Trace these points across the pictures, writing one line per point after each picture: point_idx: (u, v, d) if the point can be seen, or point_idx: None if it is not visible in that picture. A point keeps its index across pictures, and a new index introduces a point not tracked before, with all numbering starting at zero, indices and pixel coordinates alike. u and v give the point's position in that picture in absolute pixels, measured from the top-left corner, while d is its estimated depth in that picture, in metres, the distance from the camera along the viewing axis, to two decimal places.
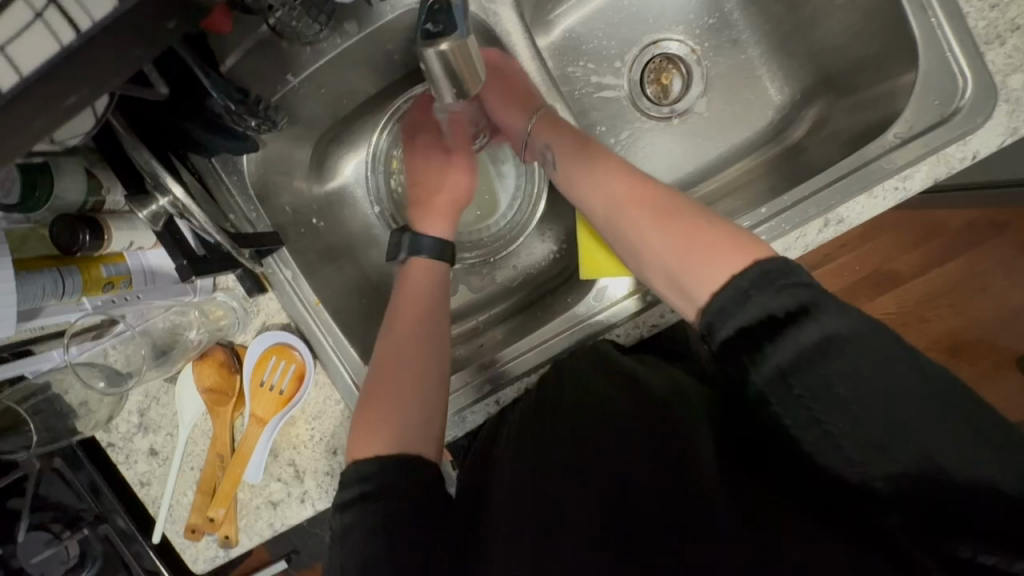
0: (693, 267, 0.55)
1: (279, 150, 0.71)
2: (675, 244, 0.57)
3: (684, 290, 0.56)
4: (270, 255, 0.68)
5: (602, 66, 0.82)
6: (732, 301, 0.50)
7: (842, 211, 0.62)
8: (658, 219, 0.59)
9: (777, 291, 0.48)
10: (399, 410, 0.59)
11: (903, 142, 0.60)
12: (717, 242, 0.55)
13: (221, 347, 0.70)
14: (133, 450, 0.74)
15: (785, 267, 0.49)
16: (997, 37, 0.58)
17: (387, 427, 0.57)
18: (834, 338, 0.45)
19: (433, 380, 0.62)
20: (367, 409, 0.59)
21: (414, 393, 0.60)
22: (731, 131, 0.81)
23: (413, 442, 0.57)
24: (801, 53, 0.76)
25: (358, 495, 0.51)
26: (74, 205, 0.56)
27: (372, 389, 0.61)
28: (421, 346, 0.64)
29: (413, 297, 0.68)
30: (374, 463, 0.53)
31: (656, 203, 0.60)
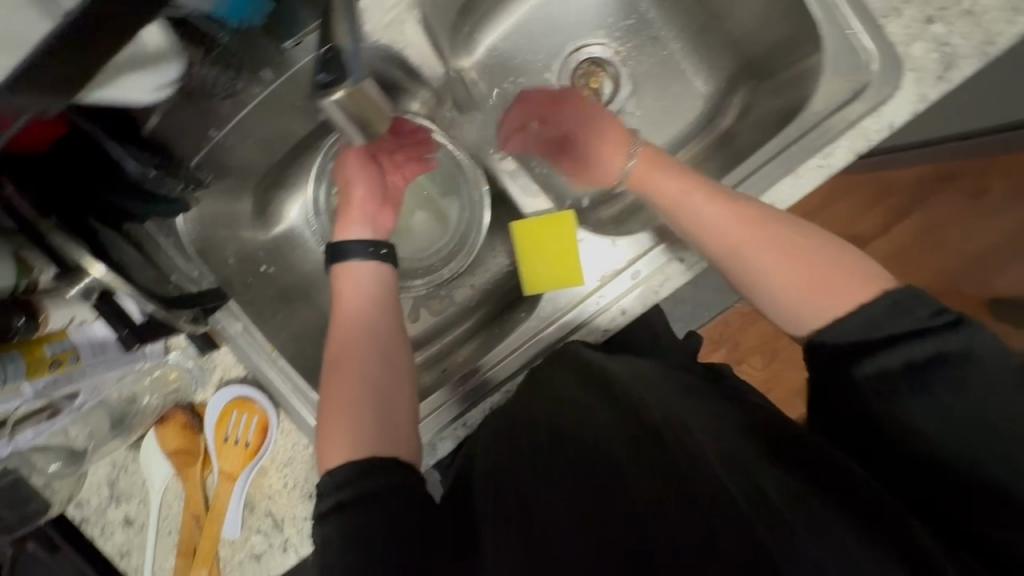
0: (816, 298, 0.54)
1: (216, 208, 0.72)
2: (808, 269, 0.56)
3: (800, 316, 0.56)
4: (217, 311, 0.67)
5: (532, 80, 0.83)
6: (861, 326, 0.51)
7: (772, 196, 0.63)
8: (780, 246, 0.57)
9: (929, 311, 0.48)
10: (359, 411, 0.59)
11: (822, 120, 0.61)
12: (846, 270, 0.55)
13: (180, 408, 0.70)
14: (108, 522, 0.73)
15: (910, 297, 0.50)
16: (894, 10, 0.60)
17: (350, 440, 0.57)
18: (951, 355, 0.46)
19: (390, 377, 0.63)
20: (330, 416, 0.60)
21: (375, 396, 0.61)
22: (666, 126, 0.81)
23: (377, 440, 0.57)
24: (720, 43, 0.78)
25: (334, 505, 0.52)
26: (5, 291, 0.52)
27: (332, 399, 0.61)
28: (373, 348, 0.64)
29: (348, 310, 0.66)
30: (345, 470, 0.54)
31: (832, 247, 0.57)
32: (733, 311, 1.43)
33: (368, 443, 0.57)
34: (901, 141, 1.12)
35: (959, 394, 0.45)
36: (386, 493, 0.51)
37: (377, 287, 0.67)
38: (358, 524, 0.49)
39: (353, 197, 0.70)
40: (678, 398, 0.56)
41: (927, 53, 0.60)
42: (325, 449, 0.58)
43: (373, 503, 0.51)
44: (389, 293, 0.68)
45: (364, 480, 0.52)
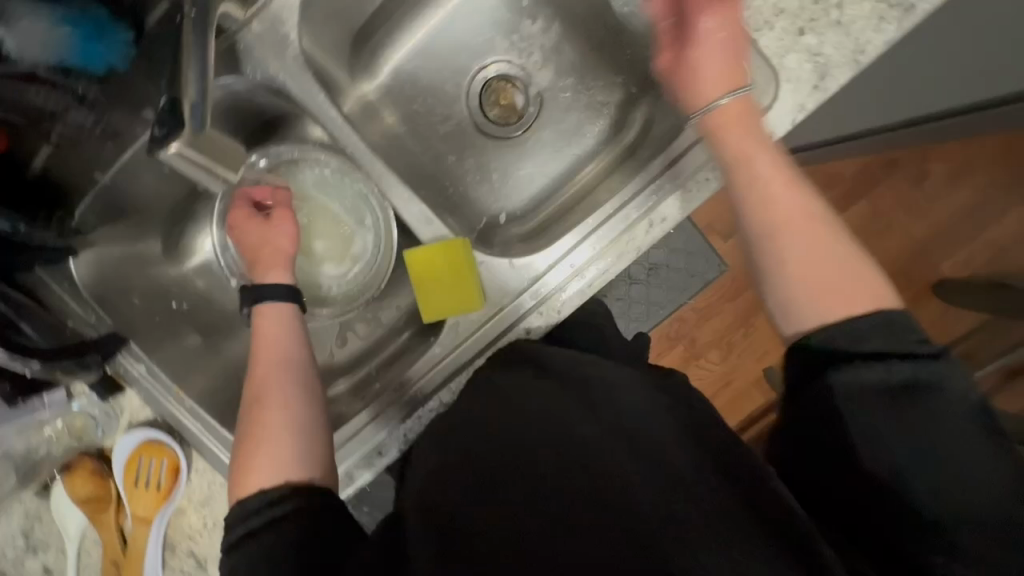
0: (818, 296, 0.49)
1: (117, 249, 0.70)
2: (825, 266, 0.49)
3: (794, 306, 0.50)
4: (118, 353, 0.67)
5: (440, 101, 0.83)
6: (850, 333, 0.47)
7: (663, 210, 0.64)
8: (813, 232, 0.50)
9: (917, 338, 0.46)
10: (275, 438, 0.55)
11: (703, 137, 0.63)
12: (856, 281, 0.49)
13: (88, 456, 0.69)
14: (26, 573, 0.71)
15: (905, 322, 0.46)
16: (766, 23, 0.61)
17: (264, 468, 0.54)
18: (927, 381, 0.44)
19: (307, 400, 0.59)
20: (245, 447, 0.56)
21: (294, 420, 0.57)
22: (577, 140, 0.82)
23: (295, 463, 0.54)
24: (621, 56, 0.78)
25: (246, 533, 0.50)
26: None
27: (250, 431, 0.56)
28: (290, 373, 0.60)
29: (264, 342, 0.62)
30: (259, 499, 0.51)
31: (840, 246, 0.50)
32: (688, 309, 1.43)
33: (285, 469, 0.54)
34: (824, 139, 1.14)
35: (928, 420, 0.43)
36: (301, 516, 0.49)
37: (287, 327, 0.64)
38: (269, 551, 0.47)
39: (247, 241, 0.68)
40: (645, 393, 0.53)
41: (802, 64, 0.61)
42: (237, 477, 0.55)
43: (285, 528, 0.49)
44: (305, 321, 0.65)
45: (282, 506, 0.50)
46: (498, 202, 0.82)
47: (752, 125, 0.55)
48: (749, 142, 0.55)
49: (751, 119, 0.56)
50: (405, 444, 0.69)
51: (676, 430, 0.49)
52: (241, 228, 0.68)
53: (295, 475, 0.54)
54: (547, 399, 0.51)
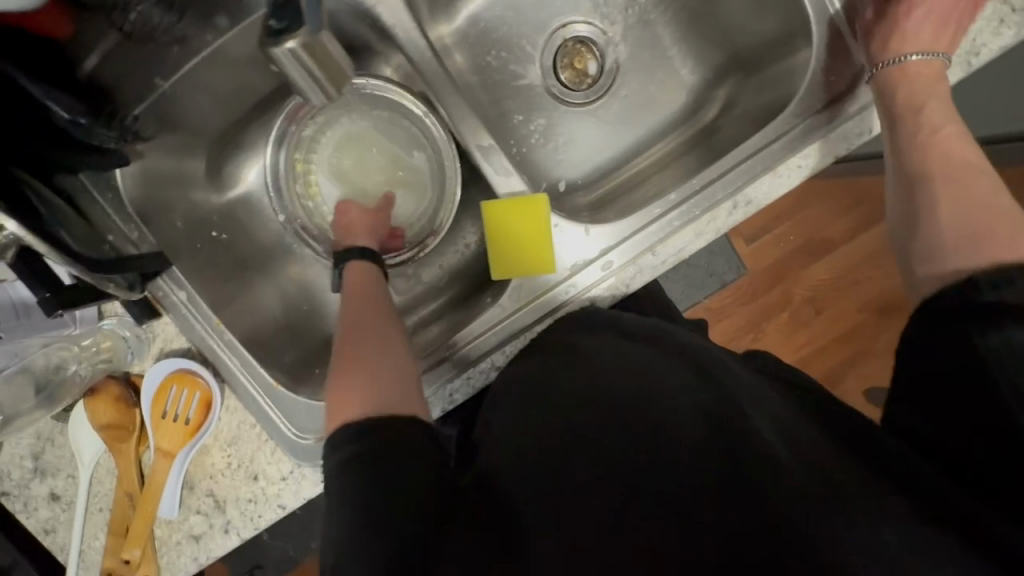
0: (965, 242, 0.48)
1: (163, 164, 0.66)
2: (979, 219, 0.48)
3: (942, 249, 0.49)
4: (159, 276, 0.63)
5: (513, 54, 0.79)
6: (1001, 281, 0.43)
7: (750, 192, 0.62)
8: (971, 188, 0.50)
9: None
10: (373, 372, 0.55)
11: (802, 121, 0.60)
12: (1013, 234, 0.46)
13: (113, 380, 0.65)
14: (31, 497, 0.68)
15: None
16: None
17: (363, 397, 0.52)
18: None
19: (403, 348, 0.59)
20: (342, 379, 0.55)
21: (387, 357, 0.57)
22: (649, 114, 0.79)
23: (393, 396, 0.53)
24: (709, 32, 0.75)
25: (347, 463, 0.47)
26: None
27: (345, 365, 0.56)
28: (387, 320, 0.61)
29: (358, 294, 0.64)
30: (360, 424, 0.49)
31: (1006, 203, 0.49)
32: (703, 305, 1.40)
33: (382, 399, 0.52)
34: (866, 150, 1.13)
35: None
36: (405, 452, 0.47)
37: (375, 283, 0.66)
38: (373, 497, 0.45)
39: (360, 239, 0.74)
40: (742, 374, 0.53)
41: None
42: (336, 408, 0.53)
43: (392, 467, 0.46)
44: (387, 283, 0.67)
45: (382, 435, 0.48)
46: (559, 168, 0.79)
47: (939, 91, 0.55)
48: (924, 94, 0.55)
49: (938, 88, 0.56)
50: (448, 406, 0.67)
51: (778, 408, 0.49)
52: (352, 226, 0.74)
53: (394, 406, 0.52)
54: (654, 379, 0.51)
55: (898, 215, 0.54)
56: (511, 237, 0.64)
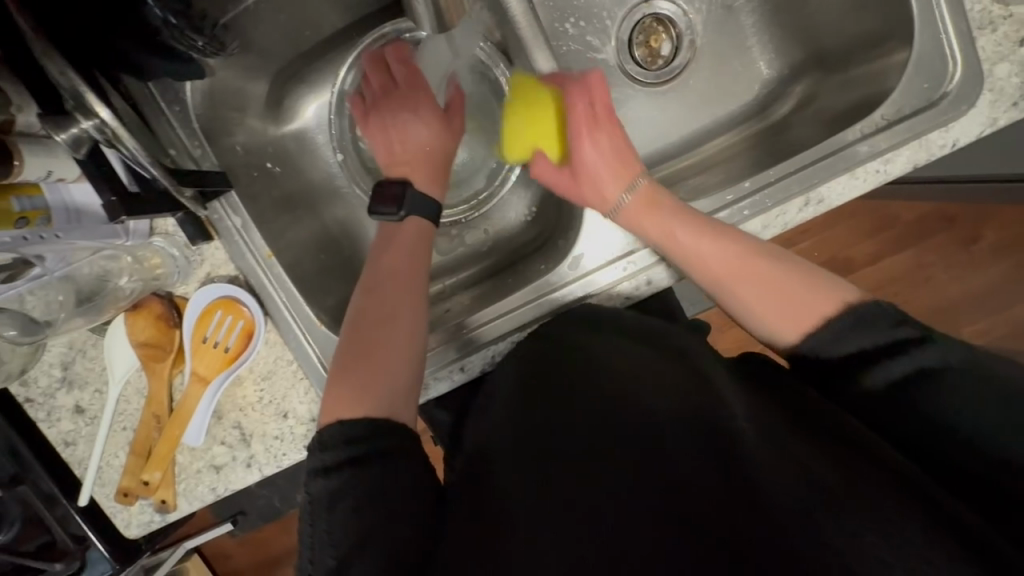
0: (798, 308, 0.53)
1: (231, 83, 0.64)
2: (785, 289, 0.54)
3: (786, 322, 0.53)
4: (217, 199, 0.61)
5: (591, 25, 0.78)
6: (825, 340, 0.50)
7: (823, 191, 0.61)
8: (759, 266, 0.56)
9: (893, 326, 0.48)
10: (383, 371, 0.53)
11: (888, 125, 0.59)
12: (796, 289, 0.54)
13: (158, 298, 0.64)
14: (56, 407, 0.67)
15: (875, 308, 0.49)
16: (990, 23, 0.58)
17: (362, 395, 0.51)
18: (932, 371, 0.45)
19: (420, 345, 0.57)
20: (341, 377, 0.53)
21: (402, 354, 0.55)
22: (716, 104, 0.78)
23: (391, 403, 0.51)
24: (793, 26, 0.74)
25: (344, 461, 0.47)
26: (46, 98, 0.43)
27: (354, 356, 0.54)
28: (416, 309, 0.58)
29: (397, 265, 0.60)
30: (356, 428, 0.48)
31: (756, 265, 0.56)
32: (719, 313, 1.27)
33: (379, 406, 0.50)
34: (910, 173, 1.10)
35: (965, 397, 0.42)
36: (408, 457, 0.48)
37: (416, 248, 0.62)
38: (379, 482, 0.46)
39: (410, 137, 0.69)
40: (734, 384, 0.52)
41: (1011, 76, 0.58)
42: (330, 401, 0.52)
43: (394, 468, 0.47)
44: (429, 253, 0.63)
45: (382, 438, 0.48)
46: None
47: (664, 207, 0.60)
48: (662, 222, 0.60)
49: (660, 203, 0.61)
50: (488, 366, 0.67)
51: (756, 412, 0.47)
52: (404, 128, 0.69)
53: (390, 412, 0.51)
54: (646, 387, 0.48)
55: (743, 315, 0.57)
56: (529, 108, 0.68)
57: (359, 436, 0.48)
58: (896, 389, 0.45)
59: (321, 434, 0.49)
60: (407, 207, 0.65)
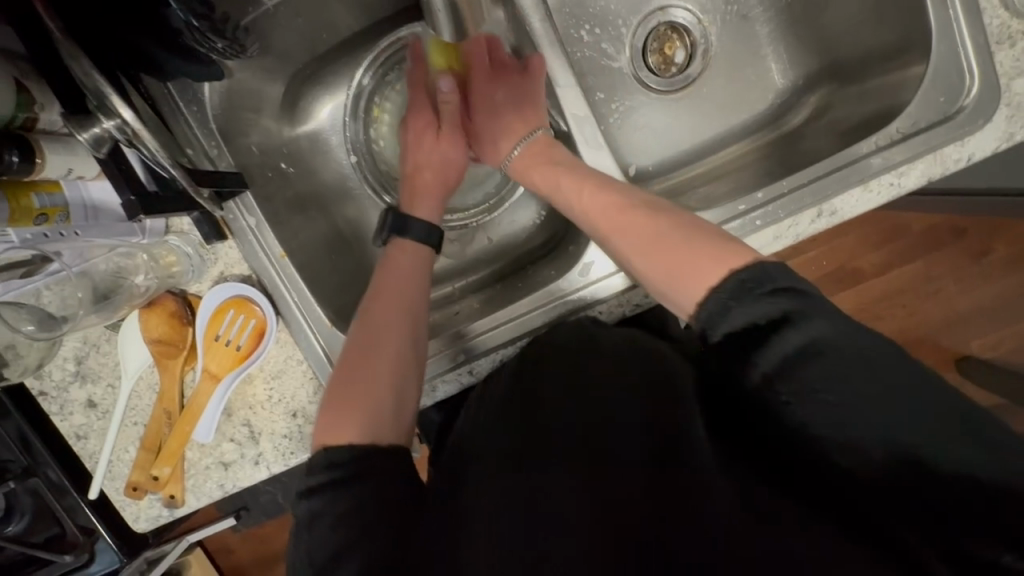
0: (677, 274, 0.51)
1: (249, 84, 0.65)
2: (661, 254, 0.53)
3: (675, 297, 0.52)
4: (232, 199, 0.63)
5: (606, 32, 0.78)
6: (715, 312, 0.47)
7: (836, 203, 0.61)
8: (649, 230, 0.55)
9: (769, 296, 0.44)
10: (373, 394, 0.54)
11: (902, 138, 0.59)
12: (695, 253, 0.51)
13: (172, 296, 0.65)
14: (69, 401, 0.67)
15: (761, 273, 0.45)
16: (1009, 38, 0.58)
17: (356, 417, 0.52)
18: (817, 347, 0.41)
19: (413, 368, 0.57)
20: (336, 399, 0.54)
21: (394, 377, 0.55)
22: (729, 113, 0.78)
23: (386, 426, 0.52)
24: (808, 36, 0.74)
25: (330, 481, 0.48)
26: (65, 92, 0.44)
27: (343, 379, 0.55)
28: (411, 331, 0.59)
29: (392, 284, 0.61)
30: (347, 452, 0.49)
31: (648, 224, 0.55)
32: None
33: (373, 430, 0.51)
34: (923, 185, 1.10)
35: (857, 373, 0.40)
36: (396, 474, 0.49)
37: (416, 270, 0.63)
38: (364, 499, 0.46)
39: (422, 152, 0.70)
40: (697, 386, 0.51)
41: None
42: (324, 421, 0.53)
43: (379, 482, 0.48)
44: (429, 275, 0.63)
45: (370, 461, 0.49)
46: (631, 153, 0.78)
47: (557, 165, 0.64)
48: (555, 178, 0.64)
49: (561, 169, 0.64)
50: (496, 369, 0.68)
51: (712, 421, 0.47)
52: (419, 148, 0.70)
53: (383, 435, 0.51)
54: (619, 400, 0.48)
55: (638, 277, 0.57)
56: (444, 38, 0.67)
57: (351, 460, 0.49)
58: (784, 373, 0.42)
59: (313, 456, 0.51)
60: (389, 229, 0.66)
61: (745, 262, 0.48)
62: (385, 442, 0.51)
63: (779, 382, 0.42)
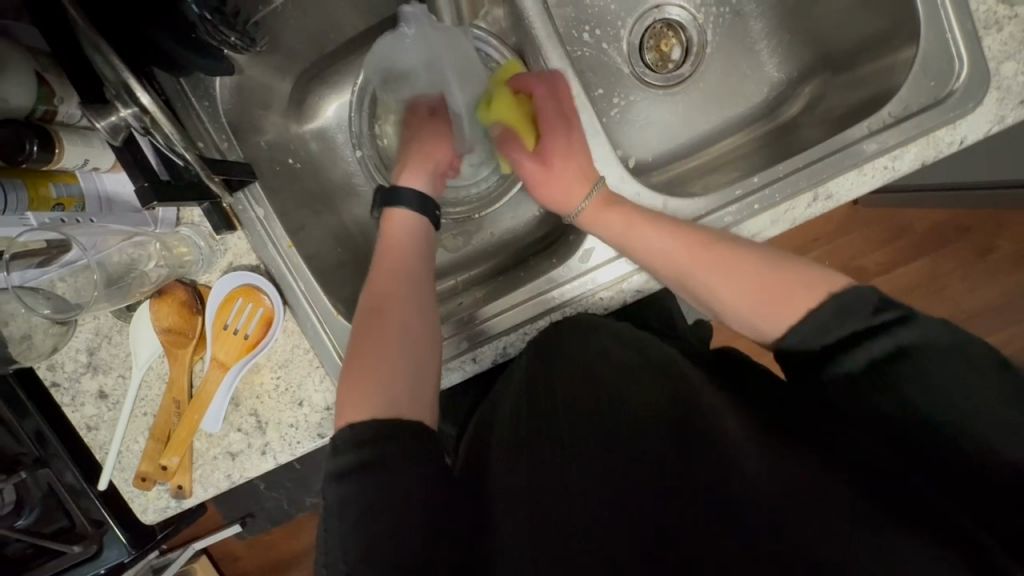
0: (768, 307, 0.54)
1: (258, 80, 0.67)
2: (747, 286, 0.55)
3: (759, 328, 0.55)
4: (241, 191, 0.64)
5: (605, 32, 0.80)
6: (812, 330, 0.49)
7: (832, 186, 0.62)
8: (718, 263, 0.57)
9: (872, 314, 0.47)
10: (392, 364, 0.54)
11: (896, 121, 0.61)
12: (788, 281, 0.54)
13: (182, 285, 0.66)
14: (80, 391, 0.69)
15: (857, 297, 0.49)
16: (996, 23, 0.59)
17: (376, 390, 0.52)
18: (909, 350, 0.45)
19: (428, 338, 0.57)
20: (355, 373, 0.53)
21: (412, 349, 0.56)
22: (726, 107, 0.80)
23: (407, 402, 0.52)
24: (801, 31, 0.76)
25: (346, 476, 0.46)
26: (113, 81, 0.47)
27: (357, 354, 0.55)
28: (417, 300, 0.59)
29: (393, 254, 0.62)
30: (371, 425, 0.48)
31: (722, 250, 0.57)
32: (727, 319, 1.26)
33: (395, 403, 0.51)
34: (921, 180, 1.10)
35: None
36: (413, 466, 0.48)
37: (417, 240, 0.65)
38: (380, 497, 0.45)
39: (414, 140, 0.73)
40: (715, 390, 0.53)
41: (1017, 75, 0.59)
42: (344, 397, 0.52)
43: None
44: (429, 247, 0.65)
45: (391, 438, 0.47)
46: (634, 147, 0.79)
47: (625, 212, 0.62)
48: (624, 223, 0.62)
49: (632, 217, 0.61)
50: (501, 357, 0.68)
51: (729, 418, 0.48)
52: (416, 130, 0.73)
53: (405, 409, 0.51)
54: (629, 399, 0.49)
55: (709, 309, 0.60)
56: None
57: (375, 434, 0.48)
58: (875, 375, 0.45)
59: (335, 436, 0.49)
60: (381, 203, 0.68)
61: (844, 286, 0.51)
62: (409, 415, 0.51)
63: (879, 375, 0.45)
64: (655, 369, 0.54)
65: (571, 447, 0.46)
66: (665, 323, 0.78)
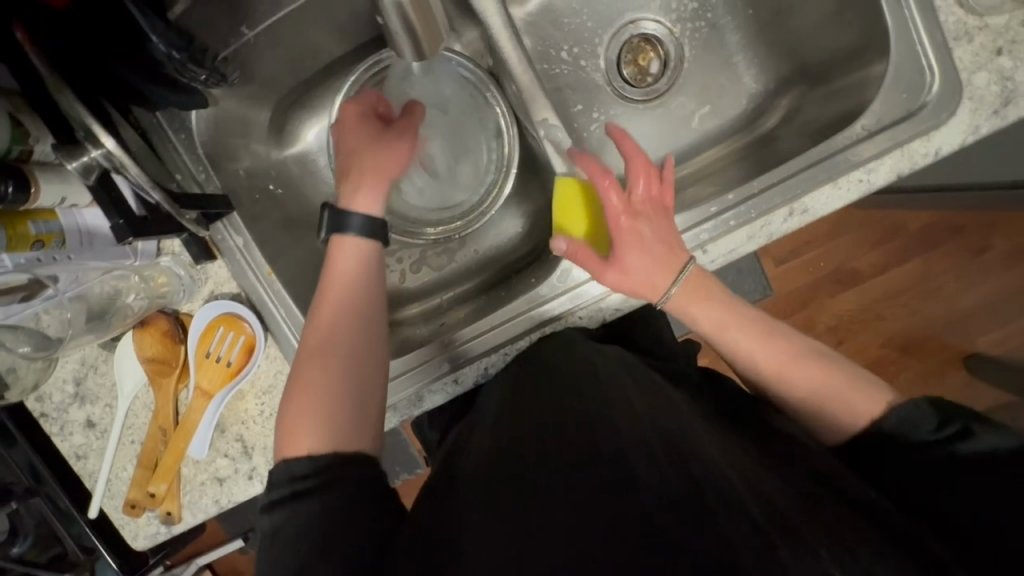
0: (843, 397, 0.54)
1: (235, 110, 0.68)
2: (814, 379, 0.56)
3: (832, 418, 0.55)
4: (219, 221, 0.65)
5: (583, 49, 0.81)
6: (905, 423, 0.51)
7: (807, 201, 0.62)
8: (802, 356, 0.57)
9: (937, 429, 0.49)
10: (332, 398, 0.54)
11: (869, 135, 0.60)
12: (843, 381, 0.55)
13: (164, 314, 0.68)
14: (68, 421, 0.69)
15: (918, 409, 0.51)
16: (966, 34, 0.59)
17: (316, 424, 0.52)
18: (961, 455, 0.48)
19: (371, 369, 0.57)
20: (293, 406, 0.54)
21: (352, 386, 0.56)
22: (705, 119, 0.80)
23: (347, 435, 0.52)
24: (777, 42, 0.76)
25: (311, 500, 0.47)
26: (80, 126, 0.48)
27: (298, 385, 0.55)
28: (361, 330, 0.59)
29: (339, 282, 0.61)
30: (306, 462, 0.49)
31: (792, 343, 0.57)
32: None
33: (334, 440, 0.51)
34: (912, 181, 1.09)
35: None
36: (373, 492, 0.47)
37: (365, 266, 0.62)
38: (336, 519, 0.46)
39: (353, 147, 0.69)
40: (691, 412, 0.52)
41: (989, 85, 0.59)
42: (284, 429, 0.53)
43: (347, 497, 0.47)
44: (379, 274, 0.63)
45: (334, 468, 0.49)
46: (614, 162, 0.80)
47: (715, 294, 0.59)
48: (714, 312, 0.58)
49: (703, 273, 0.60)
50: (482, 378, 0.69)
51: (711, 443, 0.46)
52: (356, 134, 0.69)
53: (346, 442, 0.52)
54: (602, 422, 0.48)
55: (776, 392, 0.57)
56: None
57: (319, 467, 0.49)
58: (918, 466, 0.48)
59: (273, 470, 0.51)
60: (327, 227, 0.64)
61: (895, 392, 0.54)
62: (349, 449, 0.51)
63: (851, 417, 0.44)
64: (633, 392, 0.53)
65: (539, 470, 0.45)
66: (651, 336, 0.78)
